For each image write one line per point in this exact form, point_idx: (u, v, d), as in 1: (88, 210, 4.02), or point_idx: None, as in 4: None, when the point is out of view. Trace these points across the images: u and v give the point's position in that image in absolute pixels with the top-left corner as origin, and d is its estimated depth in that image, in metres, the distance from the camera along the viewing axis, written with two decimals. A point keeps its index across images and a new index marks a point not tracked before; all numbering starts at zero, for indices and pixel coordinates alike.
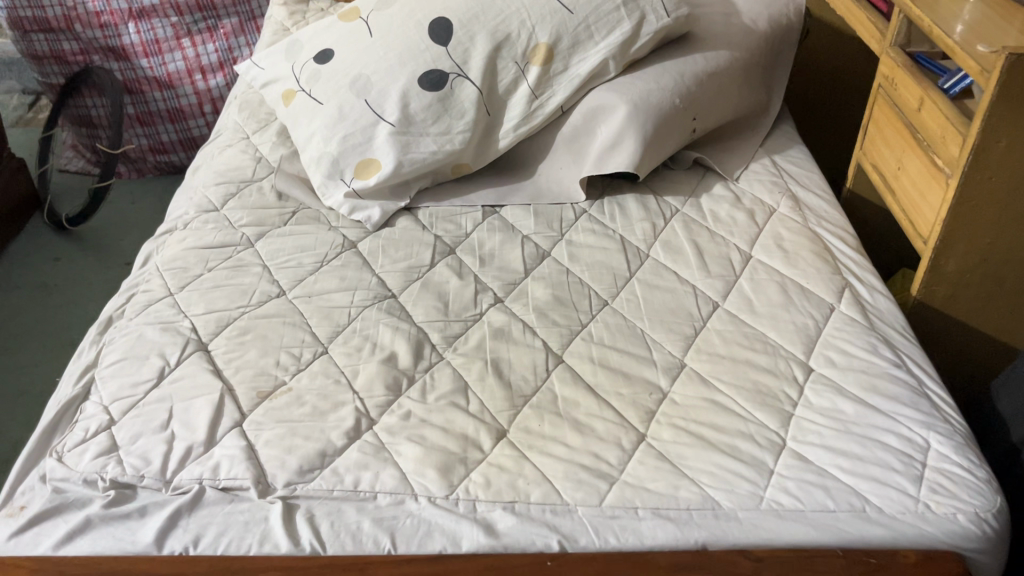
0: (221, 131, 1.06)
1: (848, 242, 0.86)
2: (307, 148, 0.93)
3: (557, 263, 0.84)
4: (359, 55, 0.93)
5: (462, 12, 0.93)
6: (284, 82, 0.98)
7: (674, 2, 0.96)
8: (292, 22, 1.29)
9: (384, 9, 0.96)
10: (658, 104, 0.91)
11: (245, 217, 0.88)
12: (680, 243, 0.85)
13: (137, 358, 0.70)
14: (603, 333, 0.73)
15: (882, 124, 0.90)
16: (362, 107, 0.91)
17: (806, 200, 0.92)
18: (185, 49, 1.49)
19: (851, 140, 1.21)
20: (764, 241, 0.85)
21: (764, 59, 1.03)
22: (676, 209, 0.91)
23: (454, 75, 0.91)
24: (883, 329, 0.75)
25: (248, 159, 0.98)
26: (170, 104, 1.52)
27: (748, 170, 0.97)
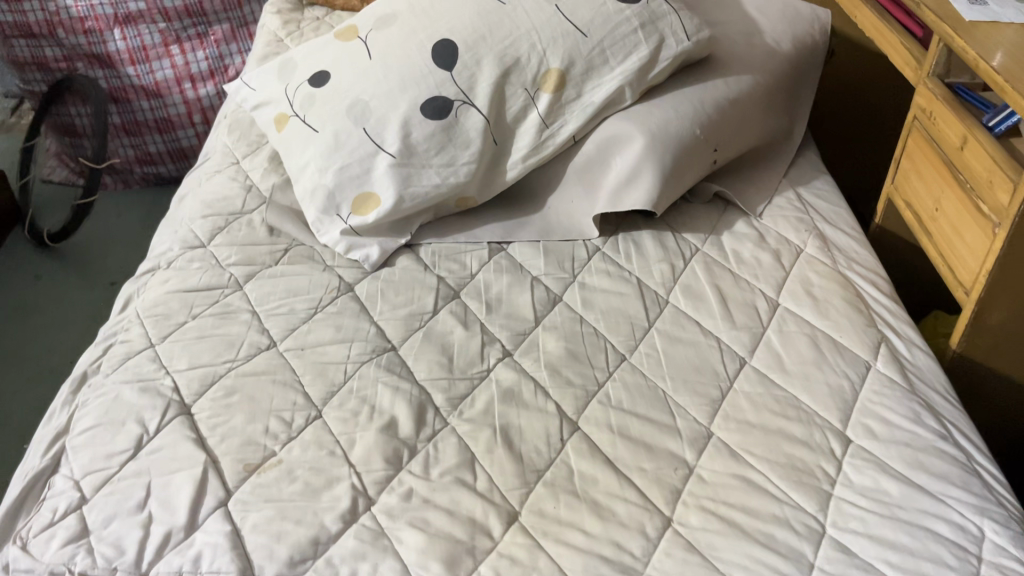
0: (209, 154, 1.00)
1: (881, 288, 0.80)
2: (300, 179, 0.87)
3: (570, 309, 0.78)
4: (356, 79, 0.87)
5: (468, 33, 0.86)
6: (276, 105, 0.92)
7: (695, 24, 0.89)
8: (286, 32, 1.23)
9: (384, 28, 0.90)
10: (677, 135, 0.85)
11: (233, 255, 0.82)
12: (702, 288, 0.79)
13: (112, 423, 0.64)
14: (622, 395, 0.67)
15: (917, 159, 0.84)
16: (360, 136, 0.84)
17: (834, 238, 0.86)
18: (174, 57, 1.42)
19: (874, 163, 1.15)
20: (792, 287, 0.79)
21: (788, 83, 0.97)
22: (696, 249, 0.85)
23: (458, 103, 0.85)
24: (924, 392, 0.69)
25: (237, 188, 0.92)
26: (157, 114, 1.46)
27: (771, 204, 0.90)
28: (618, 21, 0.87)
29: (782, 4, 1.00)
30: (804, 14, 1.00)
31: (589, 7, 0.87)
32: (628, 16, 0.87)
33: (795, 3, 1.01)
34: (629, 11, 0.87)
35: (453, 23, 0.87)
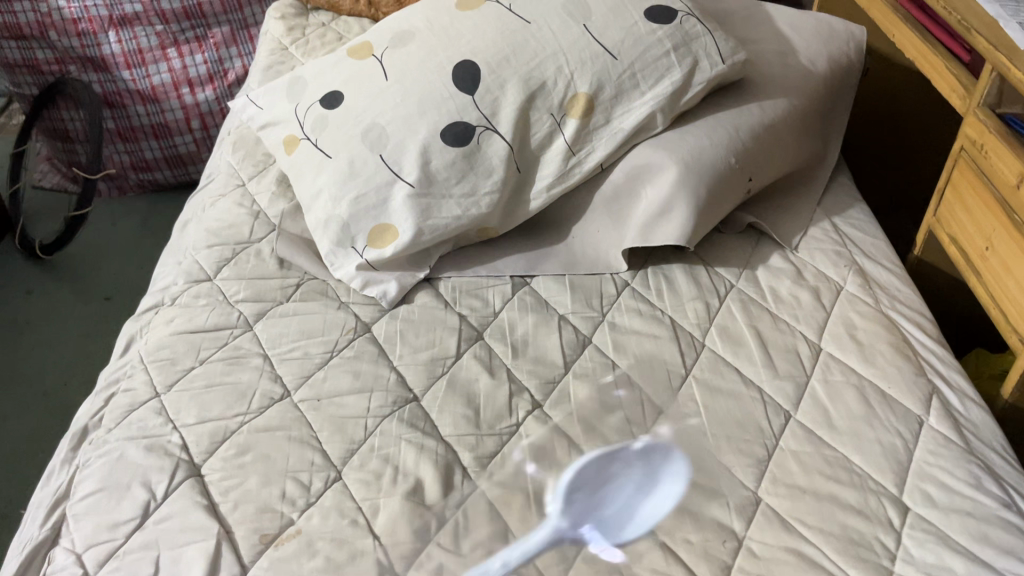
0: (213, 174, 0.95)
1: (928, 331, 0.76)
2: (312, 207, 0.82)
3: (601, 354, 0.73)
4: (372, 101, 0.82)
5: (491, 55, 0.81)
6: (285, 126, 0.87)
7: (731, 46, 0.84)
8: (291, 40, 1.18)
9: (401, 46, 0.85)
10: (712, 164, 0.80)
11: (242, 291, 0.77)
12: (740, 331, 0.75)
13: (117, 488, 0.60)
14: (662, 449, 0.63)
15: (965, 192, 0.80)
16: (377, 163, 0.79)
17: (874, 274, 0.82)
18: (171, 60, 1.36)
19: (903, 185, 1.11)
20: (834, 330, 0.75)
21: (823, 105, 0.92)
22: (731, 285, 0.80)
23: (480, 128, 0.80)
24: (982, 452, 0.65)
25: (243, 214, 0.87)
26: (154, 119, 1.40)
27: (807, 236, 0.86)
28: (649, 42, 0.82)
29: (816, 22, 0.96)
30: (839, 32, 0.95)
31: (619, 27, 0.82)
32: (660, 37, 0.82)
33: (830, 21, 0.96)
34: (662, 32, 0.83)
35: (475, 43, 0.82)
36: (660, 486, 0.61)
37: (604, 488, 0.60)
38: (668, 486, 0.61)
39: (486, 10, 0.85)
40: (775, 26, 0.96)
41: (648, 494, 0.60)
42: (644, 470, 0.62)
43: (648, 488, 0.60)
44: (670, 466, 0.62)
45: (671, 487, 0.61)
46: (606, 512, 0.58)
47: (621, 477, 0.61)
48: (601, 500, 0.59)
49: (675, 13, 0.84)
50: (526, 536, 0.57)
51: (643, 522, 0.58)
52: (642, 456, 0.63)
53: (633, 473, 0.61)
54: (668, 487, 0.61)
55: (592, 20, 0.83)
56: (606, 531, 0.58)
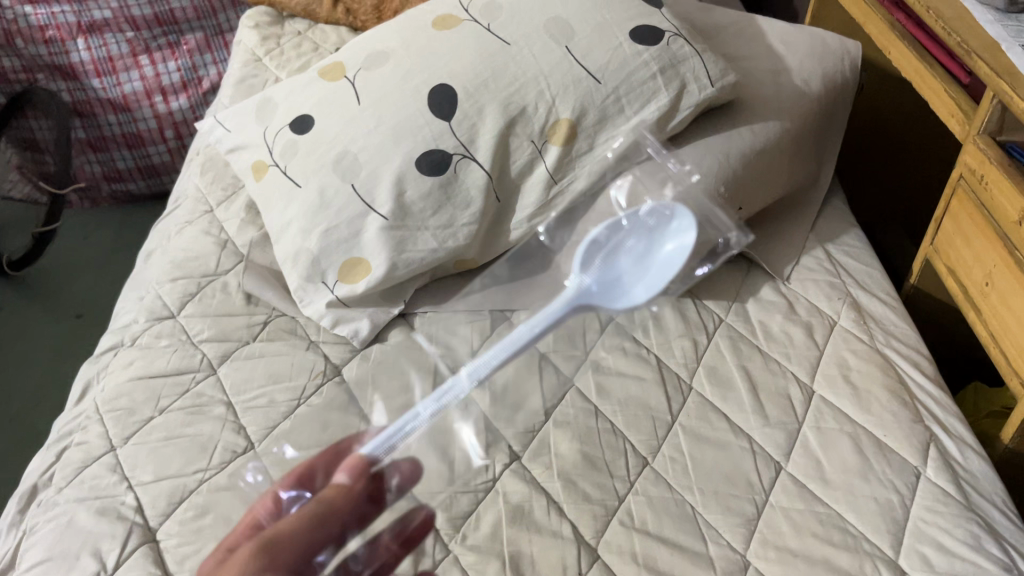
0: (181, 197, 0.91)
1: (925, 371, 0.73)
2: (281, 239, 0.78)
3: (584, 398, 0.69)
4: (344, 127, 0.78)
5: (469, 79, 0.77)
6: (254, 151, 0.83)
7: (720, 68, 0.80)
8: (265, 50, 1.13)
9: (374, 68, 0.80)
10: (700, 195, 0.77)
11: (206, 330, 0.73)
12: (728, 372, 0.72)
13: (65, 557, 0.57)
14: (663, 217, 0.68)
15: (964, 223, 0.77)
16: (349, 194, 0.75)
17: (869, 307, 0.79)
18: (143, 67, 1.31)
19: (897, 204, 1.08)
20: (827, 371, 0.72)
21: (816, 127, 0.88)
22: (720, 320, 0.77)
23: (457, 156, 0.76)
24: (982, 507, 0.62)
25: (210, 244, 0.83)
26: (126, 129, 1.36)
27: (799, 265, 0.83)
28: (635, 65, 0.78)
29: (809, 37, 0.92)
30: (834, 48, 0.91)
31: (603, 49, 0.78)
32: (646, 59, 0.78)
33: (823, 36, 0.93)
34: (648, 54, 0.79)
35: (452, 65, 0.78)
36: (665, 238, 0.67)
37: (618, 250, 0.66)
38: (668, 225, 0.67)
39: (464, 30, 0.80)
40: (767, 42, 0.92)
41: (654, 248, 0.66)
42: (654, 223, 0.68)
43: (655, 237, 0.67)
44: (678, 226, 0.67)
45: (679, 234, 0.67)
46: (618, 272, 0.65)
47: (630, 237, 0.67)
48: (614, 265, 0.66)
49: (662, 33, 0.80)
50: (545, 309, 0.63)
51: (660, 278, 0.65)
52: (652, 214, 0.68)
53: (643, 224, 0.68)
54: (676, 235, 0.67)
55: (574, 41, 0.79)
56: (619, 297, 0.65)
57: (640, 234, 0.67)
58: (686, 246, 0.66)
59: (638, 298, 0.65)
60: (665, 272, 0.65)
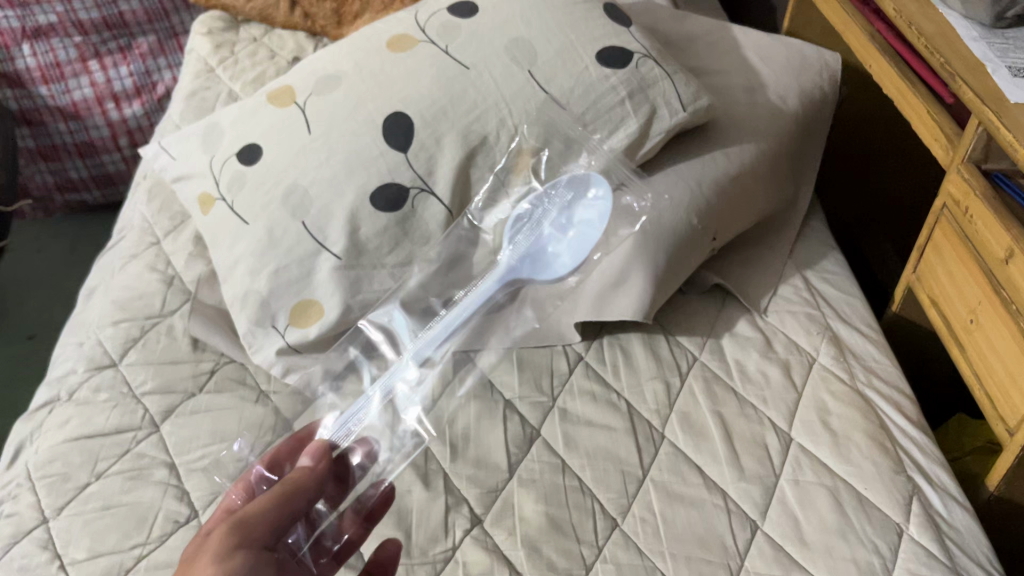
0: (126, 227, 0.86)
1: (907, 412, 0.70)
2: (227, 279, 0.73)
3: (550, 450, 0.66)
4: (293, 159, 0.73)
5: (425, 106, 0.72)
6: (200, 182, 0.78)
7: (693, 90, 0.76)
8: (218, 59, 1.08)
9: (325, 93, 0.76)
10: (672, 227, 0.72)
11: (149, 380, 0.69)
12: (702, 419, 0.68)
13: None
14: (581, 184, 0.72)
15: (948, 254, 0.73)
16: (299, 232, 0.71)
17: (849, 341, 0.75)
18: (93, 73, 1.25)
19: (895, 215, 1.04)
20: (805, 415, 0.69)
21: (794, 147, 0.84)
22: (694, 359, 0.73)
23: (415, 190, 0.72)
24: (967, 569, 0.59)
25: (155, 280, 0.78)
26: (77, 137, 1.30)
27: (777, 296, 0.79)
28: (602, 90, 0.74)
29: (786, 50, 0.88)
30: (811, 61, 0.87)
31: (567, 72, 0.74)
32: (613, 84, 0.74)
33: (800, 47, 0.88)
34: (615, 77, 0.74)
35: (408, 92, 0.73)
36: (580, 212, 0.72)
37: (541, 225, 0.72)
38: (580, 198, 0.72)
39: (420, 52, 0.75)
40: (742, 55, 0.88)
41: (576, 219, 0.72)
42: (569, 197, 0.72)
43: (570, 214, 0.72)
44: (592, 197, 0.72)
45: (595, 202, 0.72)
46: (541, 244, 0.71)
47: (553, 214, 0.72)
48: (540, 238, 0.71)
49: (631, 54, 0.75)
50: (478, 288, 0.71)
51: (579, 245, 0.71)
52: (570, 187, 0.72)
53: (557, 202, 0.72)
54: (591, 204, 0.72)
55: (538, 64, 0.74)
56: (551, 267, 0.71)
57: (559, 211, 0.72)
58: (602, 213, 0.71)
59: (565, 268, 0.71)
60: (581, 241, 0.71)
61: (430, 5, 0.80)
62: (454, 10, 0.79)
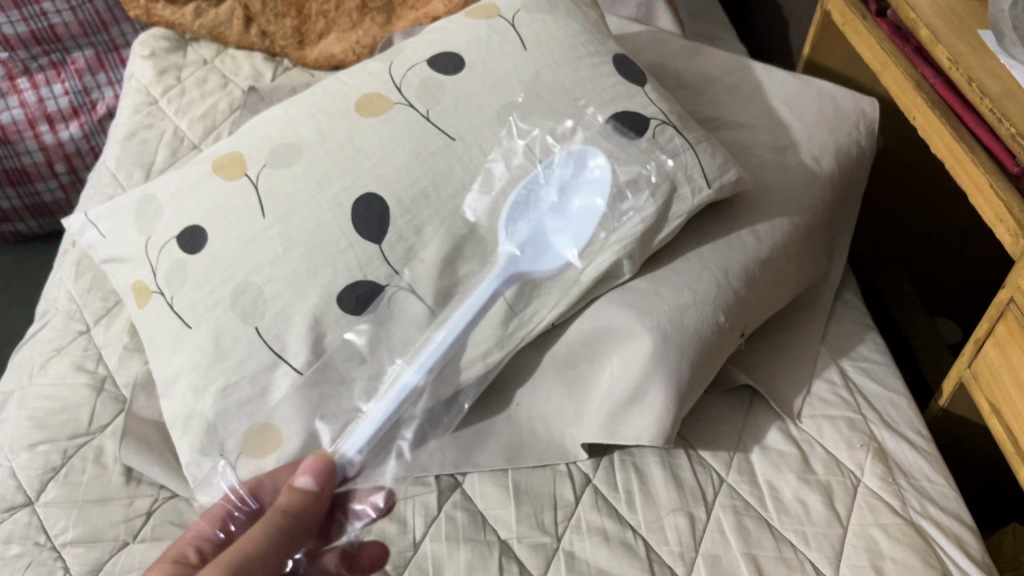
0: (50, 309, 0.74)
1: (969, 550, 0.59)
2: (168, 395, 0.60)
3: None
4: (241, 249, 0.60)
5: (404, 187, 0.61)
6: (134, 267, 0.65)
7: (720, 162, 0.64)
8: (161, 89, 0.94)
9: (282, 167, 0.63)
10: (696, 332, 0.60)
11: (71, 528, 0.57)
12: (735, 565, 0.58)
13: None
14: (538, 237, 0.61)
15: (1011, 353, 0.62)
16: (252, 341, 0.58)
17: (898, 454, 0.65)
18: (23, 92, 1.16)
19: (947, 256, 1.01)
20: (854, 558, 0.58)
21: (830, 216, 0.73)
22: (721, 481, 0.63)
23: (391, 287, 0.60)
24: None
25: (81, 384, 0.66)
26: (7, 164, 1.20)
27: (811, 397, 0.69)
28: (614, 166, 0.63)
29: (818, 98, 0.76)
30: (846, 110, 0.75)
31: (571, 146, 0.64)
32: (627, 159, 0.63)
33: (833, 94, 0.76)
34: (629, 150, 0.63)
35: (382, 169, 0.62)
36: (580, 190, 0.63)
37: (539, 208, 0.62)
38: (604, 156, 0.63)
39: (396, 117, 0.64)
40: (768, 104, 0.76)
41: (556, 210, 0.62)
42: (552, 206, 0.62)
43: (569, 193, 0.63)
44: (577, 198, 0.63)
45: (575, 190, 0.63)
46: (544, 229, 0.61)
47: (545, 172, 0.63)
48: (539, 225, 0.61)
49: (646, 122, 0.65)
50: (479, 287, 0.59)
51: (589, 218, 0.61)
52: (565, 167, 0.63)
53: (556, 175, 0.63)
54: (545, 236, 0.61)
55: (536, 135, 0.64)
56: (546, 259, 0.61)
57: (557, 185, 0.63)
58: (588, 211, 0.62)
59: (569, 252, 0.61)
60: (596, 211, 0.61)
61: (407, 57, 0.70)
62: (436, 65, 0.68)
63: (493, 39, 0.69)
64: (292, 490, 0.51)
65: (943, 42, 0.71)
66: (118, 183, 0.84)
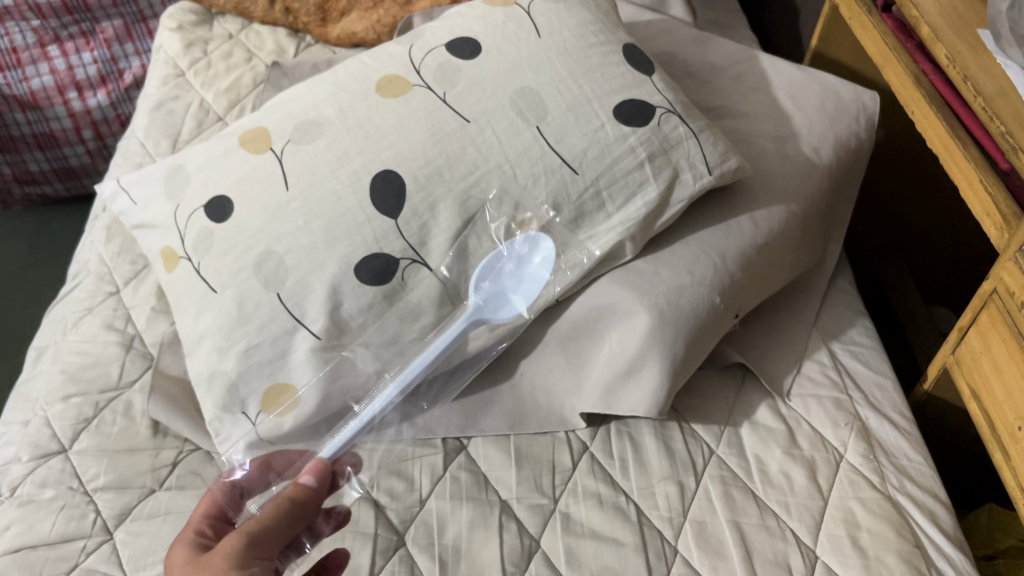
0: (81, 270, 0.79)
1: (942, 524, 0.63)
2: (192, 354, 0.64)
3: (551, 567, 0.59)
4: (264, 220, 0.63)
5: (420, 165, 0.64)
6: (163, 233, 0.68)
7: (720, 151, 0.68)
8: (188, 60, 0.98)
9: (305, 143, 0.66)
10: (693, 312, 0.63)
11: (102, 474, 0.62)
12: (719, 530, 0.61)
13: None
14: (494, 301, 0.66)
15: (992, 341, 0.65)
16: (273, 306, 0.61)
17: (880, 434, 0.68)
18: (54, 60, 1.20)
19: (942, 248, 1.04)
20: (833, 528, 0.62)
21: (826, 204, 0.76)
22: (711, 452, 0.67)
23: (406, 261, 0.63)
24: None
25: (111, 342, 0.70)
26: (37, 129, 1.25)
27: (801, 377, 0.72)
28: (619, 152, 0.66)
29: (821, 90, 0.79)
30: (847, 103, 0.78)
31: (580, 131, 0.66)
32: (632, 144, 0.66)
33: (835, 86, 0.79)
34: (635, 137, 0.67)
35: (400, 147, 0.65)
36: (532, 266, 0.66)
37: (497, 278, 0.66)
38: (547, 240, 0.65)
39: (414, 98, 0.68)
40: (771, 95, 0.79)
41: (512, 283, 0.66)
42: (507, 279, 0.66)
43: (523, 267, 0.66)
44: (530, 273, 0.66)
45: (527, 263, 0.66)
46: (500, 295, 0.66)
47: (505, 249, 0.66)
48: (495, 291, 0.66)
49: (652, 110, 0.68)
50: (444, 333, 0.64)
51: (535, 288, 0.66)
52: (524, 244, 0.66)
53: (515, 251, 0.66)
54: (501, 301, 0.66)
55: (547, 120, 0.66)
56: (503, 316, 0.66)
57: (514, 258, 0.66)
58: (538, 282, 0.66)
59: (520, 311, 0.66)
60: (540, 284, 0.66)
61: (426, 41, 0.73)
62: (453, 49, 0.71)
63: (509, 25, 0.72)
64: (293, 487, 0.54)
65: (942, 41, 0.73)
66: (147, 152, 0.88)
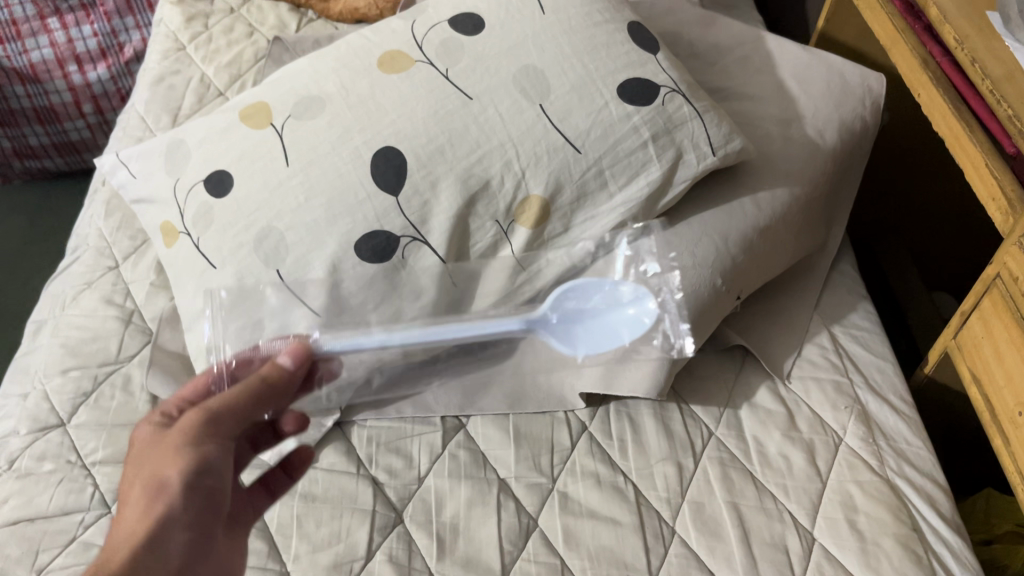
0: (81, 244, 0.78)
1: (940, 508, 0.63)
2: (193, 330, 0.64)
3: (548, 546, 0.59)
4: (263, 195, 0.63)
5: (421, 142, 0.64)
6: (162, 208, 0.68)
7: (724, 132, 0.68)
8: (189, 34, 0.97)
9: (306, 119, 0.66)
10: (694, 294, 0.64)
11: (100, 448, 0.61)
12: (717, 512, 0.61)
13: None
14: (567, 323, 0.65)
15: (993, 327, 0.65)
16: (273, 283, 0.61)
17: (880, 417, 0.68)
18: (53, 32, 1.19)
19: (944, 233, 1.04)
20: (831, 511, 0.62)
21: (830, 187, 0.75)
22: (710, 434, 0.67)
23: (407, 239, 0.63)
24: None
25: (110, 317, 0.70)
26: (37, 102, 1.25)
27: (801, 360, 0.72)
28: (623, 132, 0.65)
29: (826, 72, 0.78)
30: (853, 85, 0.77)
31: (584, 110, 0.65)
32: (636, 124, 0.66)
33: (841, 68, 0.79)
34: (639, 116, 0.66)
35: (402, 124, 0.64)
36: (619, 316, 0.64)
37: (585, 308, 0.64)
38: (657, 313, 0.64)
39: (416, 75, 0.67)
40: (776, 76, 0.78)
41: (594, 320, 0.65)
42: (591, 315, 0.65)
43: (609, 311, 0.65)
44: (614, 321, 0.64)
45: (621, 308, 0.64)
46: (579, 323, 0.64)
47: (610, 284, 0.65)
48: (576, 319, 0.64)
49: (657, 89, 0.67)
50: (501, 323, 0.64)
51: (608, 340, 0.64)
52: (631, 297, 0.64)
53: (617, 292, 0.64)
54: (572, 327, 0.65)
55: (550, 98, 0.66)
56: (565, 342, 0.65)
57: (609, 298, 0.65)
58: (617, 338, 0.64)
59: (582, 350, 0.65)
60: (615, 342, 0.64)
61: (429, 17, 0.72)
62: (457, 26, 0.70)
63: (513, 2, 0.71)
64: (270, 366, 0.55)
65: (951, 24, 0.73)
66: (147, 126, 0.87)
